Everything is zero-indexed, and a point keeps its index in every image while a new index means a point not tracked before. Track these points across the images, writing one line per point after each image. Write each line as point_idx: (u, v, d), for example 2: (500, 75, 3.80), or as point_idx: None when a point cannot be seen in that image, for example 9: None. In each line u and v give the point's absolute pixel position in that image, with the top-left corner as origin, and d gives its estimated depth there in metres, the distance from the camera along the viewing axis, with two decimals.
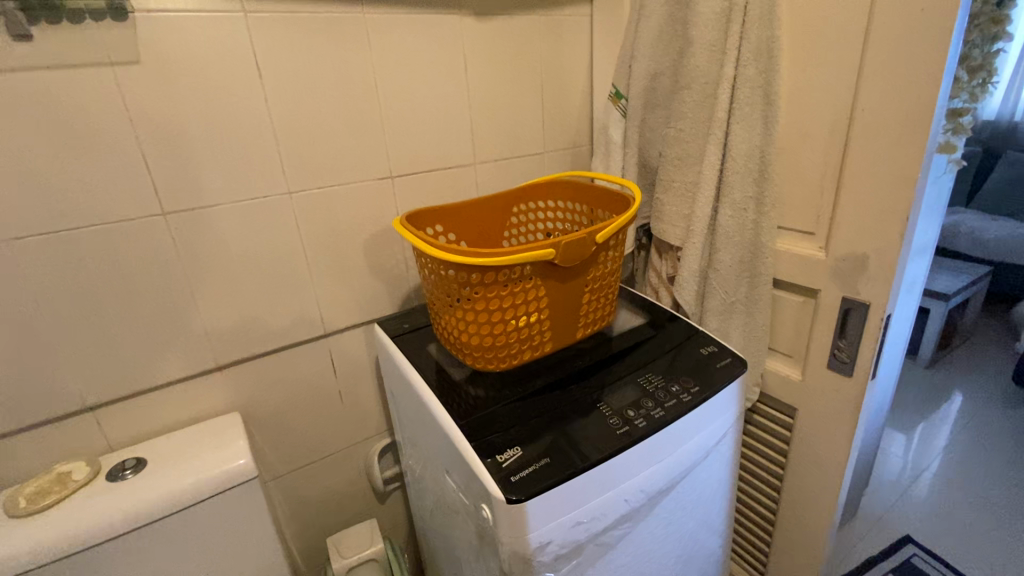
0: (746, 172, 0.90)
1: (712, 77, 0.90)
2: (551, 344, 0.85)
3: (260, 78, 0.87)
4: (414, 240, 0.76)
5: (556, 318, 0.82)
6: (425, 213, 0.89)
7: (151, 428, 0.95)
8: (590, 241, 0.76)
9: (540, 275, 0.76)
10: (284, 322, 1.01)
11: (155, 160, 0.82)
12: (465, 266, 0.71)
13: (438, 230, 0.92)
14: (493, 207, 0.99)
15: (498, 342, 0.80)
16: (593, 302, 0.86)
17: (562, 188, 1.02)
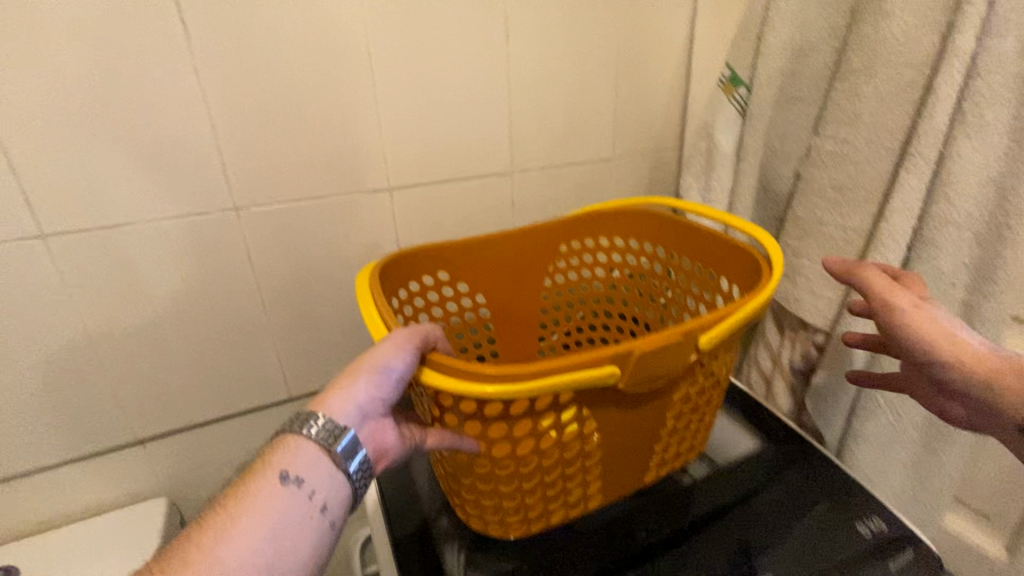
0: (969, 224, 0.52)
1: (924, 54, 0.52)
2: (599, 496, 0.51)
3: (188, 39, 0.57)
4: (372, 325, 0.44)
5: (612, 459, 0.49)
6: (418, 255, 0.58)
7: (44, 518, 0.69)
8: (685, 346, 0.43)
9: (587, 401, 0.43)
10: (233, 383, 0.73)
11: (25, 156, 0.55)
12: (446, 391, 0.39)
13: (440, 278, 0.61)
14: (531, 246, 0.66)
15: (508, 502, 0.47)
16: (677, 431, 0.52)
17: (641, 221, 0.68)
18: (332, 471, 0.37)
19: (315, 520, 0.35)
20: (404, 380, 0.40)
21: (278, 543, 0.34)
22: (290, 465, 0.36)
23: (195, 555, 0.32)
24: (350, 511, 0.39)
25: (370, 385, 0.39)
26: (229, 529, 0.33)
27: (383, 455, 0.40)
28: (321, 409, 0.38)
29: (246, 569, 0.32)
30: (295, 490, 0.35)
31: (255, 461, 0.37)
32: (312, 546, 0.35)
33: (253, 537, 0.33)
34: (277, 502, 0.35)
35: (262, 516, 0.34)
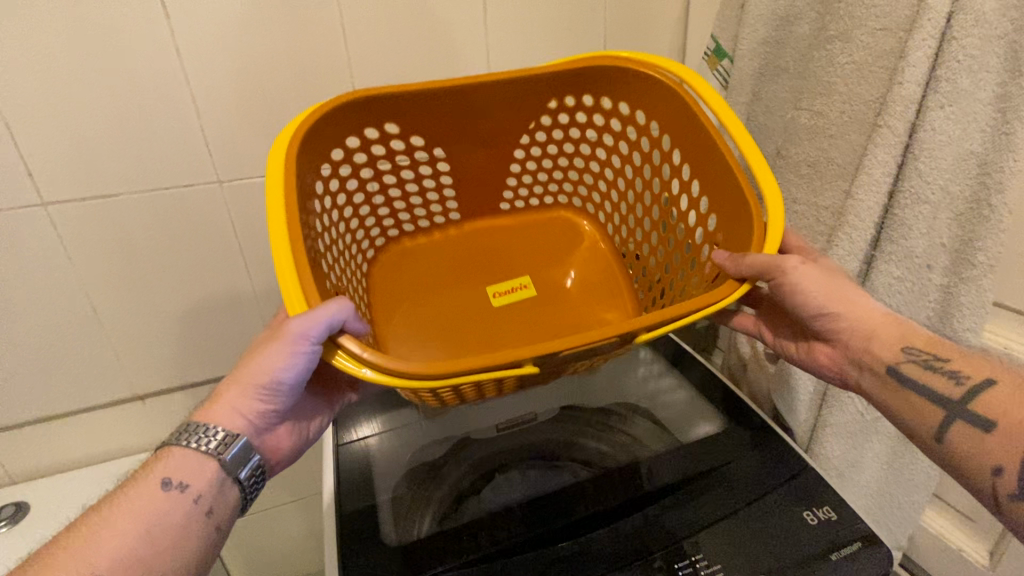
0: (946, 201, 0.49)
1: (902, 16, 0.48)
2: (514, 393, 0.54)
3: (167, 18, 0.60)
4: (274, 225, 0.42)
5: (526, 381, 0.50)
6: (371, 101, 0.56)
7: (60, 461, 0.77)
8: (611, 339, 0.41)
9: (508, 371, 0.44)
10: (224, 348, 0.78)
11: (25, 132, 0.60)
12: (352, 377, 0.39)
13: (389, 131, 0.59)
14: (502, 106, 0.61)
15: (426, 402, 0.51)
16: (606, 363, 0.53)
17: (646, 90, 0.58)
18: (218, 475, 0.42)
19: (200, 521, 0.40)
20: (295, 390, 0.43)
21: (162, 540, 0.39)
22: (173, 472, 0.41)
23: (81, 552, 0.37)
24: (239, 512, 0.44)
25: (260, 396, 0.43)
26: (114, 528, 0.38)
27: (275, 451, 0.46)
28: (206, 420, 0.42)
29: (121, 561, 0.37)
30: (178, 493, 0.40)
31: (142, 468, 0.41)
32: (196, 539, 0.40)
33: (137, 537, 0.38)
34: (158, 504, 0.39)
35: (141, 517, 0.38)
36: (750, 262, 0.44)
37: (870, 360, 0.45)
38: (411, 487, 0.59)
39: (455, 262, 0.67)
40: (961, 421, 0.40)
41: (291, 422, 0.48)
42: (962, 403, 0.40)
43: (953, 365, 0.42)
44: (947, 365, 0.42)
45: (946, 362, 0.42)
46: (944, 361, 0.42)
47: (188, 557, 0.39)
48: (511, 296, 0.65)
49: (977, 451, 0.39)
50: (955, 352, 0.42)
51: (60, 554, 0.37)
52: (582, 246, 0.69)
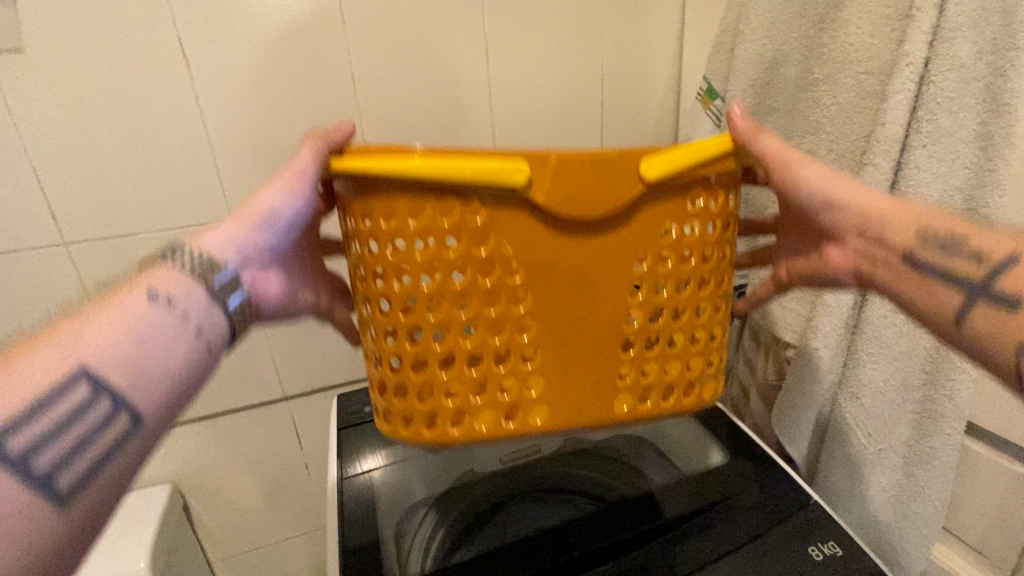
0: None
1: (882, 60, 0.51)
2: (564, 390, 0.42)
3: (187, 69, 0.65)
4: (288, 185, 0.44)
5: (571, 342, 0.41)
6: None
7: None
8: (627, 168, 0.38)
9: (507, 234, 0.38)
10: (230, 382, 0.79)
11: (51, 177, 0.64)
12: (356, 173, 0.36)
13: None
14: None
15: (453, 375, 0.39)
16: (655, 330, 0.43)
17: None
18: (207, 290, 0.34)
19: (190, 342, 0.33)
20: (291, 222, 0.40)
21: (139, 364, 0.30)
22: (161, 284, 0.33)
23: (40, 353, 0.29)
24: (226, 343, 0.36)
25: (251, 228, 0.38)
26: (75, 336, 0.30)
27: (260, 304, 0.39)
28: (192, 241, 0.35)
29: (104, 360, 0.29)
30: (162, 309, 0.32)
31: (119, 284, 0.33)
32: (185, 350, 0.32)
33: (107, 369, 0.29)
34: (135, 310, 0.31)
35: (119, 322, 0.31)
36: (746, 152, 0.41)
37: (886, 252, 0.41)
38: (412, 524, 0.59)
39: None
40: (983, 304, 0.37)
41: (278, 278, 0.41)
42: (983, 280, 0.38)
43: (972, 245, 0.38)
44: (966, 245, 0.39)
45: (966, 241, 0.39)
46: (960, 243, 0.39)
47: (174, 375, 0.32)
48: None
49: (999, 331, 0.36)
50: (974, 230, 0.39)
51: (7, 357, 0.29)
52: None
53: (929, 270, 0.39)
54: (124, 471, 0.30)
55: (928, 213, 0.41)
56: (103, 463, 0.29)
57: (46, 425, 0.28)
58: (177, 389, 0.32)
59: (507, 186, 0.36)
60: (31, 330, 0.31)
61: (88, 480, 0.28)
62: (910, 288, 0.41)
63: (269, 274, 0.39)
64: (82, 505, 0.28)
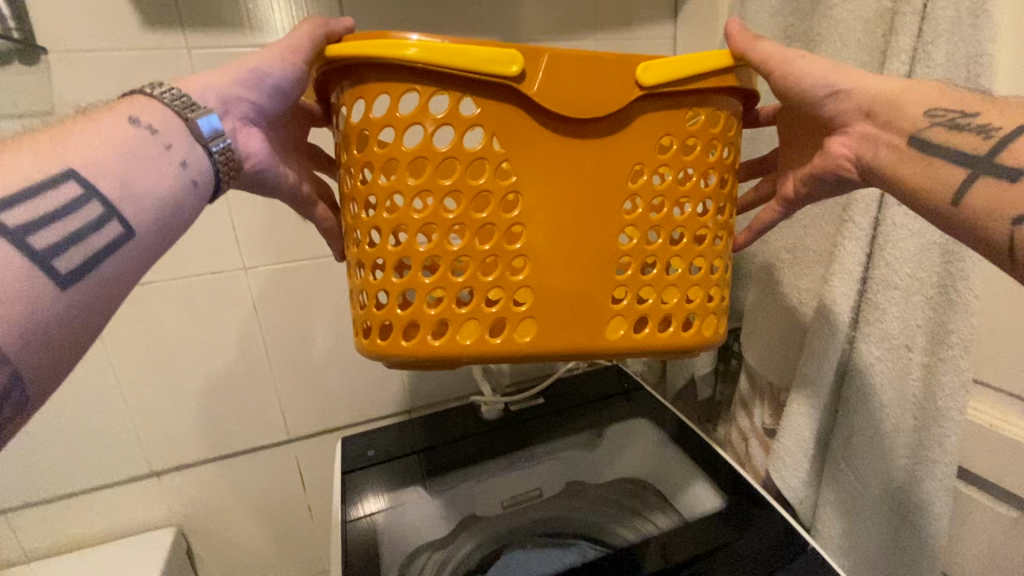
0: (914, 287, 0.53)
1: None
2: (552, 308, 0.43)
3: None
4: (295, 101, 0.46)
5: (561, 255, 0.43)
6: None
7: (71, 539, 0.78)
8: (621, 69, 0.40)
9: (499, 132, 0.40)
10: (237, 424, 0.80)
11: None
12: (348, 56, 0.37)
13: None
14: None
15: (440, 279, 0.41)
16: (648, 252, 0.44)
17: None
18: (188, 135, 0.38)
19: (172, 164, 0.36)
20: (276, 91, 0.42)
21: (127, 159, 0.35)
22: (143, 113, 0.36)
23: (38, 151, 0.33)
24: (209, 194, 0.40)
25: (238, 81, 0.41)
26: (67, 142, 0.34)
27: (245, 147, 0.42)
28: (178, 86, 0.39)
29: (93, 172, 0.33)
30: (146, 131, 0.36)
31: (106, 109, 0.37)
32: (170, 189, 0.36)
33: (100, 151, 0.34)
34: (123, 135, 0.35)
35: (107, 140, 0.35)
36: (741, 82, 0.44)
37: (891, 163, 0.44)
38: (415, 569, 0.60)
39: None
40: (986, 176, 0.39)
41: (264, 137, 0.45)
42: (989, 156, 0.40)
43: (979, 121, 0.41)
44: (974, 122, 0.41)
45: (973, 119, 0.41)
46: (970, 120, 0.41)
47: (162, 200, 0.36)
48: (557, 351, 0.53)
49: (997, 205, 0.39)
50: (985, 105, 0.41)
51: (8, 150, 0.33)
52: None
53: (939, 150, 0.41)
54: (115, 272, 0.34)
55: (945, 90, 0.43)
56: (95, 264, 0.33)
57: (40, 211, 0.31)
58: (160, 212, 0.36)
59: (499, 73, 0.38)
60: (25, 135, 0.35)
61: (85, 268, 0.33)
62: (914, 169, 0.43)
63: (255, 131, 0.43)
64: (78, 308, 0.32)
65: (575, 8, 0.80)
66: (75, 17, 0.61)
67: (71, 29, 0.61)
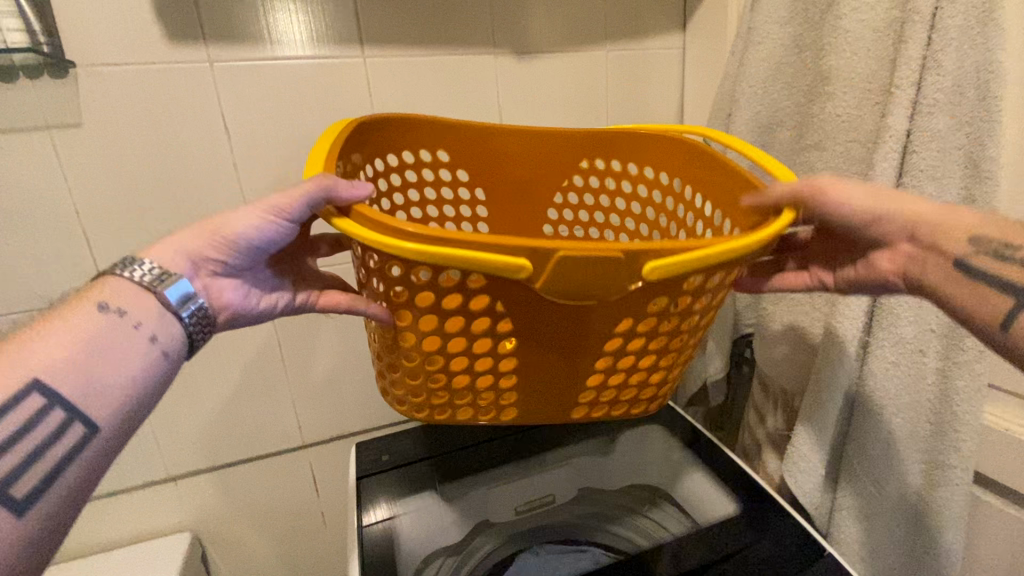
0: None
1: (868, 128, 0.56)
2: (534, 404, 0.50)
3: (228, 138, 0.70)
4: (316, 153, 0.45)
5: (548, 370, 0.48)
6: (422, 126, 0.58)
7: (89, 544, 0.79)
8: (626, 274, 0.39)
9: (502, 295, 0.42)
10: (253, 430, 0.81)
11: (99, 236, 0.69)
12: (357, 238, 0.39)
13: (439, 159, 0.61)
14: (543, 156, 0.63)
15: (438, 388, 0.47)
16: (621, 369, 0.49)
17: (669, 150, 0.61)
18: (162, 311, 0.41)
19: (142, 343, 0.39)
20: (259, 250, 0.44)
21: (95, 356, 0.37)
22: (111, 298, 0.39)
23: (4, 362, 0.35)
24: (184, 353, 0.42)
25: (212, 243, 0.43)
26: (34, 349, 0.36)
27: (219, 301, 0.44)
28: (149, 255, 0.42)
29: (60, 367, 0.36)
30: (115, 318, 0.39)
31: (79, 295, 0.40)
32: (139, 371, 0.39)
33: (64, 353, 0.36)
34: (93, 324, 0.38)
35: (78, 329, 0.37)
36: (779, 192, 0.47)
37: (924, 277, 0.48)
38: None
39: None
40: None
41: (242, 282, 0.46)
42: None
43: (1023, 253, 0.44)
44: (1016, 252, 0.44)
45: (1019, 250, 0.44)
46: (1014, 251, 0.44)
47: (132, 390, 0.38)
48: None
49: None
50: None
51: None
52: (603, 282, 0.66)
53: (986, 277, 0.45)
54: (82, 472, 0.37)
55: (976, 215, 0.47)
56: (58, 475, 0.36)
57: (13, 428, 0.34)
58: (131, 407, 0.38)
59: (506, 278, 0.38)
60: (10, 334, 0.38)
61: (46, 486, 0.35)
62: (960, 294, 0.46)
63: (231, 285, 0.45)
64: (36, 540, 0.35)
65: (585, 21, 0.81)
66: (100, 34, 0.63)
67: (96, 45, 0.63)
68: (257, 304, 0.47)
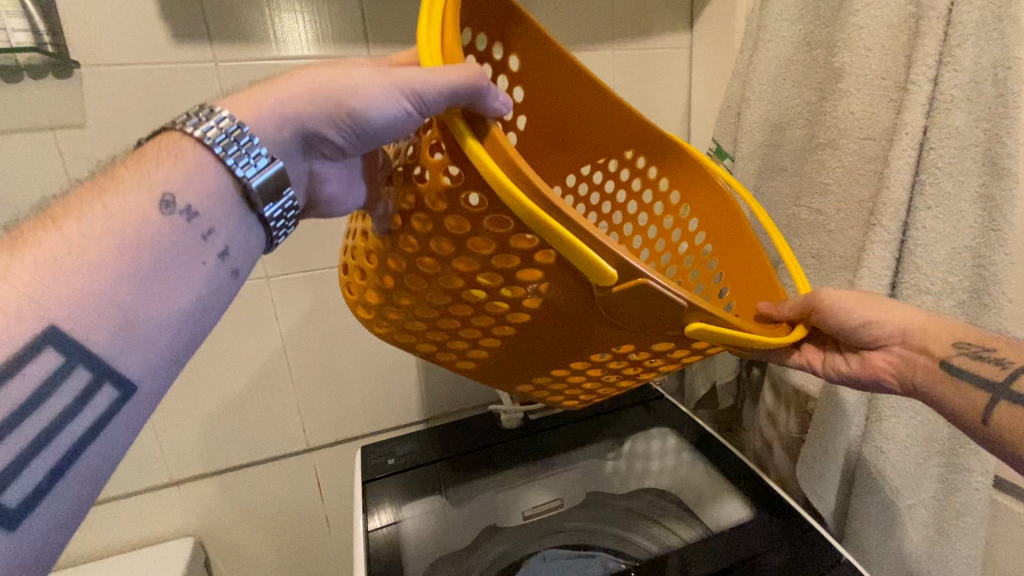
0: (946, 290, 0.54)
1: (882, 126, 0.56)
2: (495, 364, 0.48)
3: None
4: (433, 32, 0.36)
5: (528, 350, 0.45)
6: (518, 23, 0.49)
7: (91, 548, 0.78)
8: (676, 315, 0.38)
9: (546, 279, 0.39)
10: (257, 433, 0.80)
11: None
12: (483, 171, 0.32)
13: (508, 63, 0.51)
14: (619, 123, 0.57)
15: (418, 320, 0.44)
16: (588, 369, 0.48)
17: (699, 194, 0.60)
18: (231, 202, 0.35)
19: (206, 259, 0.34)
20: (376, 133, 0.36)
21: (156, 268, 0.32)
22: (177, 189, 0.33)
23: (44, 260, 0.29)
24: (260, 250, 0.38)
25: (325, 112, 0.35)
26: (94, 243, 0.30)
27: (319, 188, 0.40)
28: (245, 116, 0.34)
29: (97, 289, 0.30)
30: (181, 218, 0.33)
31: (142, 170, 0.33)
32: (202, 286, 0.34)
33: (118, 257, 0.31)
34: (154, 224, 0.32)
35: (136, 234, 0.32)
36: (792, 305, 0.52)
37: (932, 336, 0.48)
38: None
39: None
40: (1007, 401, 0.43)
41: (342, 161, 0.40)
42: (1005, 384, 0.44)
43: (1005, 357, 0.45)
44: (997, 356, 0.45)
45: (993, 351, 0.45)
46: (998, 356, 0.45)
47: (191, 311, 0.34)
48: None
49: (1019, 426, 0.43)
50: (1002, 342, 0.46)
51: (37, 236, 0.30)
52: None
53: (969, 375, 0.46)
54: (81, 437, 0.31)
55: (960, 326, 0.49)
56: (77, 455, 0.30)
57: (17, 370, 0.28)
58: (184, 333, 0.33)
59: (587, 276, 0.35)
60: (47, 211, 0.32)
61: (42, 447, 0.29)
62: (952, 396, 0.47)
63: (333, 172, 0.40)
64: (75, 497, 0.31)
65: (591, 20, 0.80)
66: (105, 34, 0.63)
67: (101, 45, 0.63)
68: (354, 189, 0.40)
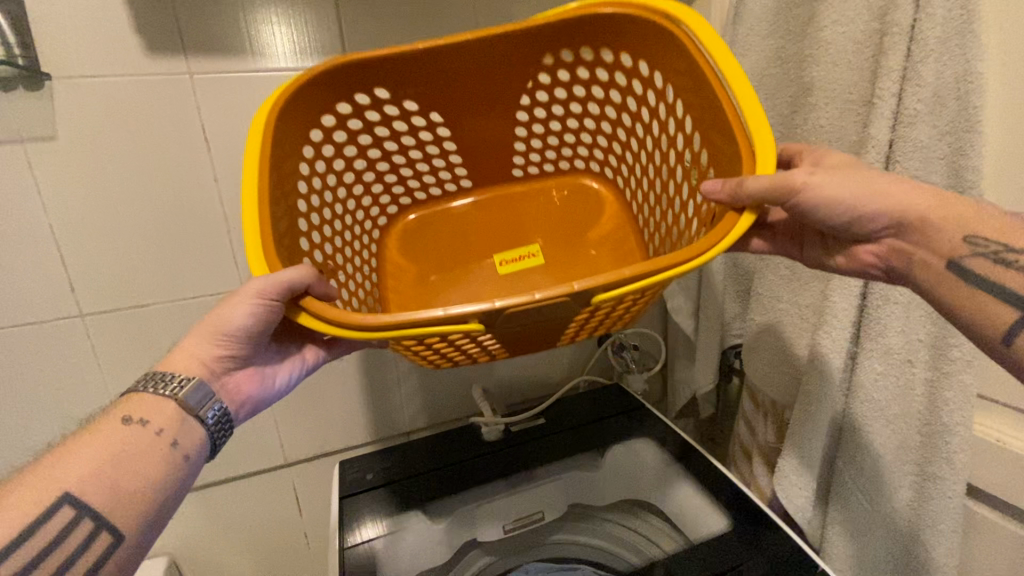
0: (916, 299, 0.54)
1: (850, 141, 0.57)
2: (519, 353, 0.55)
3: (209, 150, 0.69)
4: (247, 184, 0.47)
5: (525, 342, 0.52)
6: (361, 66, 0.59)
7: None
8: (577, 302, 0.42)
9: None
10: (234, 448, 0.79)
11: (74, 250, 0.67)
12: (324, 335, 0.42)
13: (378, 96, 0.62)
14: (504, 67, 0.63)
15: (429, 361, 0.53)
16: (596, 323, 0.52)
17: (634, 34, 0.57)
18: (182, 415, 0.44)
19: (163, 448, 0.42)
20: (254, 332, 0.47)
21: (123, 458, 0.39)
22: (134, 410, 0.42)
23: (30, 484, 0.37)
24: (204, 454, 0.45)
25: (216, 345, 0.47)
26: (70, 463, 0.38)
27: (242, 396, 0.49)
28: (170, 368, 0.46)
29: (84, 483, 0.37)
30: (139, 427, 0.41)
31: (106, 411, 0.42)
32: (159, 468, 0.41)
33: (98, 461, 0.38)
34: (117, 436, 0.40)
35: (103, 444, 0.39)
36: (754, 189, 0.43)
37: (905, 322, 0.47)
38: None
39: (464, 239, 0.70)
40: None
41: (252, 372, 0.50)
42: None
43: None
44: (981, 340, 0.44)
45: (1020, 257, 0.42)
46: (1016, 256, 0.42)
47: (150, 493, 0.40)
48: (519, 263, 0.68)
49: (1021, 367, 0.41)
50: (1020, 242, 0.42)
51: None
52: (608, 212, 0.70)
53: (974, 317, 0.43)
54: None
55: (974, 208, 0.44)
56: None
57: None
58: (153, 504, 0.40)
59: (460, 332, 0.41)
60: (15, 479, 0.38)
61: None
62: None
63: (248, 378, 0.50)
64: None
65: None
66: (78, 45, 0.62)
67: (73, 57, 0.62)
68: (274, 381, 0.52)
